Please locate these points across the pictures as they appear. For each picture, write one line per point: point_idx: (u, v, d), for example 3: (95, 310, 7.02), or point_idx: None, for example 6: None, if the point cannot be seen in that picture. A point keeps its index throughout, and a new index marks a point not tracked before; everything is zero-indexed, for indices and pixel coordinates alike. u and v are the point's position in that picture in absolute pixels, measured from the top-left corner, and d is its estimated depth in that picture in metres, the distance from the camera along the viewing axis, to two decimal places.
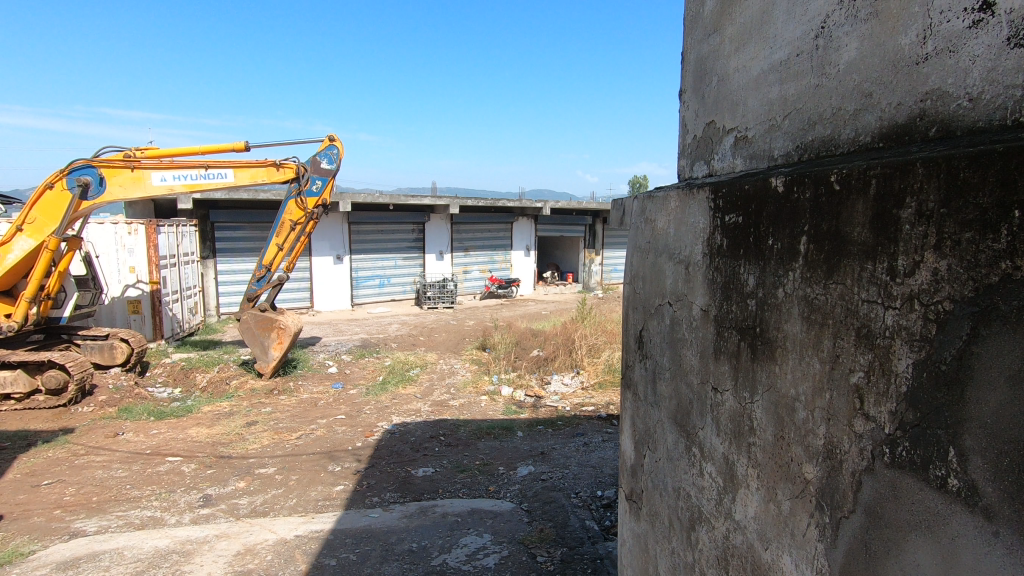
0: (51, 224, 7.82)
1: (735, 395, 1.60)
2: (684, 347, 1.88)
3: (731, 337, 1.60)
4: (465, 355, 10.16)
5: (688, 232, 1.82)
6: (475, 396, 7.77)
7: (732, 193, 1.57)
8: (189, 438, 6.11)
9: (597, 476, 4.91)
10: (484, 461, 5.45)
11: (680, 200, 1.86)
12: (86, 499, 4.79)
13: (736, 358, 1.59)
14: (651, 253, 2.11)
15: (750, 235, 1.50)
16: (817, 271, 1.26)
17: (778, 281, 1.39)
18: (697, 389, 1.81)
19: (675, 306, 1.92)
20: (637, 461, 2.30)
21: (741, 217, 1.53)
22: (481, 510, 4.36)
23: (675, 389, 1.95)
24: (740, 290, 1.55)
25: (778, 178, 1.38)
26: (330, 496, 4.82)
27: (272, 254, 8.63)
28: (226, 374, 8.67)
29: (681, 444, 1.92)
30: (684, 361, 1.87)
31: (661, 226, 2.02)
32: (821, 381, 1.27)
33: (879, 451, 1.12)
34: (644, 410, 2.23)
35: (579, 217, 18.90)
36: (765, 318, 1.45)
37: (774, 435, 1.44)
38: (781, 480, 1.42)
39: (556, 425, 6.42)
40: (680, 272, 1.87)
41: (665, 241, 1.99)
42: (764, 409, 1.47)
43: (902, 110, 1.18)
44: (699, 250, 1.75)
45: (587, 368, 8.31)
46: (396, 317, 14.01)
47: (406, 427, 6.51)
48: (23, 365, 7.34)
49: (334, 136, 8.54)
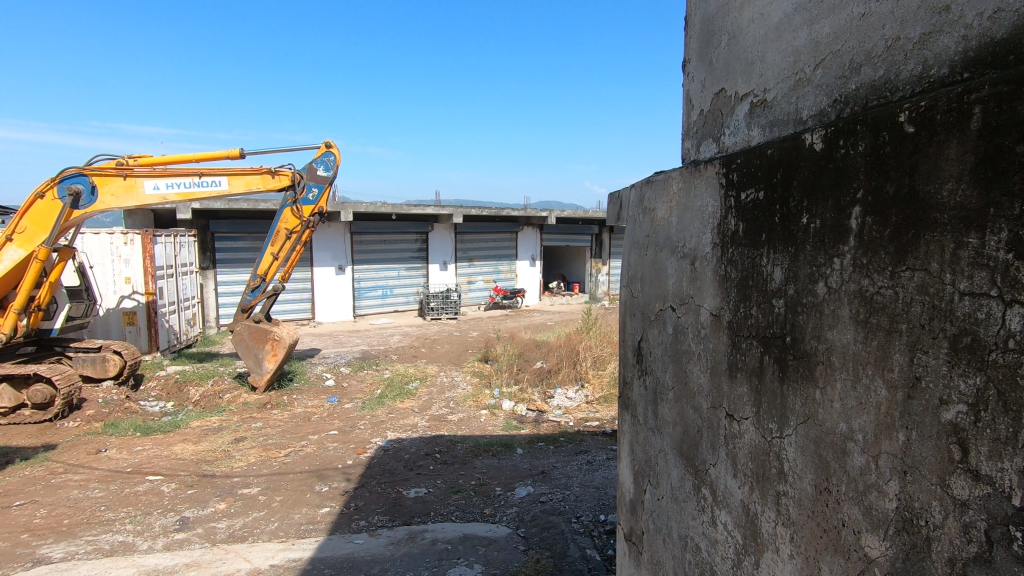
0: (42, 234, 7.64)
1: (759, 427, 1.29)
2: (690, 362, 1.58)
3: (751, 351, 1.31)
4: (466, 367, 9.85)
5: (693, 216, 1.54)
6: (475, 410, 7.45)
7: (748, 164, 1.30)
8: (173, 456, 5.83)
9: (600, 499, 4.57)
10: (480, 481, 5.13)
11: (683, 179, 1.58)
12: (57, 521, 4.52)
13: (759, 378, 1.29)
14: (648, 246, 1.83)
15: (776, 213, 1.22)
16: (879, 255, 0.97)
17: (818, 273, 1.10)
18: (706, 415, 1.50)
19: (678, 311, 1.63)
20: (637, 495, 1.99)
21: (762, 191, 1.25)
22: (474, 537, 4.04)
23: (679, 414, 1.64)
24: (762, 287, 1.26)
25: (816, 137, 1.10)
26: (314, 519, 4.51)
27: (267, 263, 8.38)
28: (219, 388, 8.41)
29: (687, 482, 1.61)
30: (691, 380, 1.57)
31: (662, 215, 1.73)
32: (890, 416, 0.96)
33: (1001, 533, 0.80)
34: (644, 437, 1.93)
35: (586, 227, 18.64)
36: (800, 324, 1.15)
37: (815, 486, 1.13)
38: (828, 552, 1.11)
39: (558, 442, 6.09)
40: (684, 269, 1.58)
41: (666, 233, 1.69)
42: (798, 446, 1.18)
43: (1002, 22, 0.87)
44: (708, 239, 1.47)
45: (592, 381, 7.98)
46: (398, 329, 13.74)
47: (401, 444, 6.20)
48: (9, 379, 7.12)
49: (330, 142, 8.32)
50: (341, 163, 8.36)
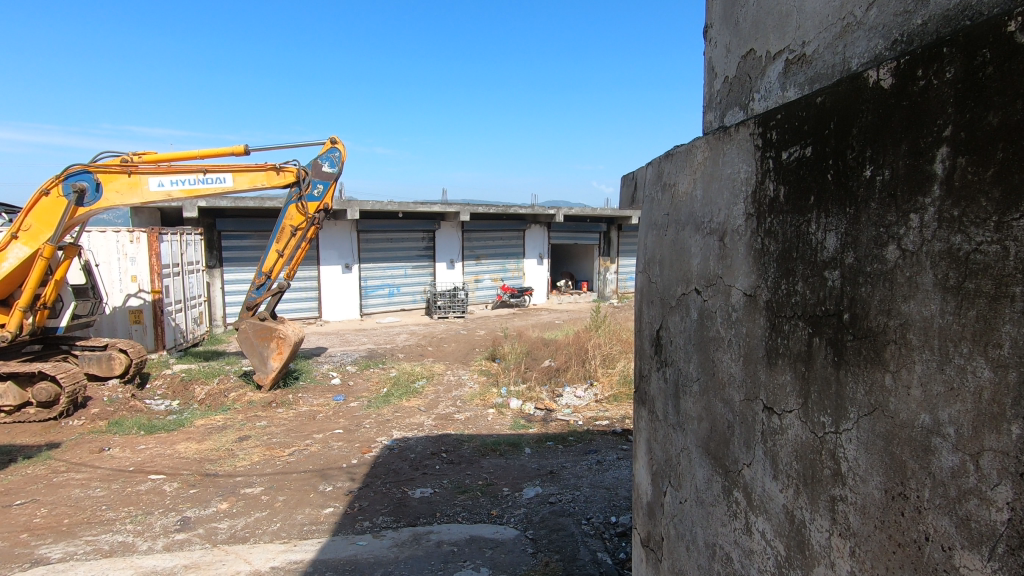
0: (46, 231, 7.60)
1: (809, 421, 1.17)
2: (719, 350, 1.48)
3: (799, 332, 1.20)
4: (473, 366, 9.73)
5: (729, 186, 1.44)
6: (482, 409, 7.33)
7: (790, 121, 1.22)
8: (176, 455, 5.75)
9: (610, 499, 4.43)
10: (487, 481, 5.00)
11: (712, 145, 1.51)
12: (56, 521, 4.44)
13: (806, 364, 1.18)
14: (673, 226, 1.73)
15: (829, 169, 1.11)
16: (967, 204, 0.84)
17: (887, 235, 0.98)
18: (740, 408, 1.40)
19: (705, 294, 1.55)
20: (655, 497, 1.89)
21: (809, 147, 1.16)
22: (481, 539, 3.92)
23: (706, 408, 1.55)
24: (811, 258, 1.16)
25: (884, 73, 0.98)
26: (317, 519, 4.41)
27: (272, 261, 8.29)
28: (224, 386, 8.34)
29: (715, 483, 1.51)
30: (720, 369, 1.48)
31: (683, 188, 1.67)
32: (981, 404, 0.83)
33: None
34: (664, 435, 1.82)
35: (594, 225, 18.47)
36: (861, 296, 1.03)
37: (883, 489, 1.00)
38: (898, 567, 0.98)
39: (567, 441, 5.95)
40: (712, 247, 1.51)
41: (689, 209, 1.63)
42: (858, 442, 1.05)
43: None
44: (747, 211, 1.37)
45: (601, 380, 7.83)
46: (405, 327, 13.64)
47: (406, 443, 6.09)
48: (14, 377, 7.08)
49: (335, 138, 8.24)
50: (346, 159, 8.27)
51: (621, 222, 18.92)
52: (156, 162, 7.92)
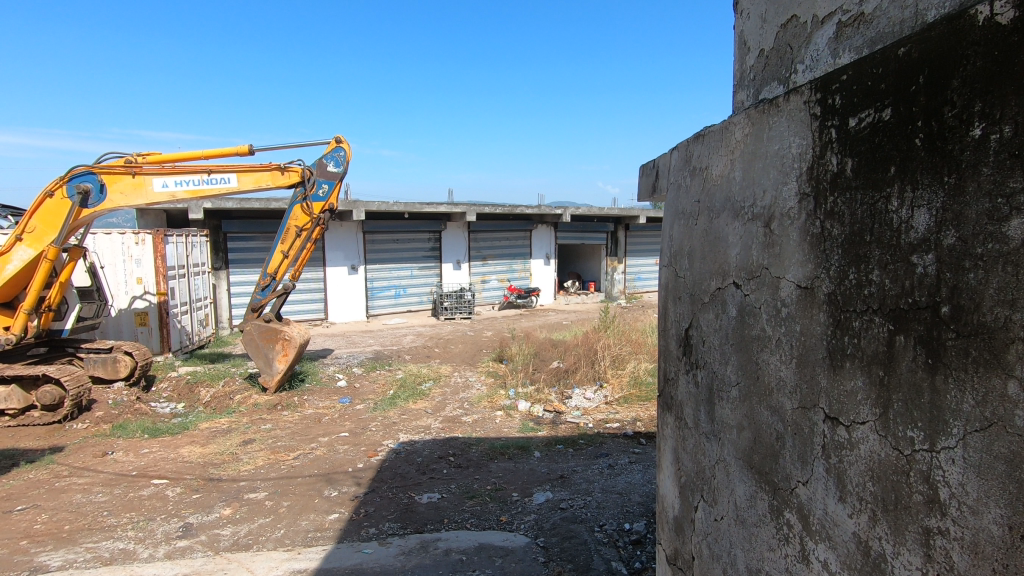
0: (51, 233, 7.55)
1: (887, 437, 1.09)
2: (767, 353, 1.44)
3: (877, 328, 1.10)
4: (481, 367, 9.60)
5: (783, 164, 1.38)
6: (490, 411, 7.20)
7: (859, 82, 1.14)
8: (180, 459, 5.66)
9: (624, 505, 4.29)
10: (496, 485, 4.88)
11: (755, 119, 1.47)
12: (57, 528, 4.35)
13: (885, 369, 1.09)
14: (716, 219, 1.70)
15: (916, 132, 1.02)
16: None
17: (1010, 208, 0.86)
18: (796, 417, 1.34)
19: (748, 288, 1.52)
20: (683, 513, 1.94)
21: (889, 108, 1.07)
22: (490, 547, 3.78)
23: (748, 417, 1.53)
24: (888, 241, 1.07)
25: (1003, 5, 0.87)
26: (322, 526, 4.29)
27: (277, 262, 8.22)
28: (230, 389, 8.26)
29: (762, 502, 1.48)
30: (769, 373, 1.43)
31: (720, 172, 1.67)
32: None
33: None
34: (694, 446, 1.85)
35: (601, 225, 18.30)
36: (958, 285, 0.94)
37: (1004, 521, 0.89)
38: None
39: (577, 445, 5.81)
40: (756, 235, 1.49)
41: (726, 192, 1.63)
42: (966, 465, 0.95)
43: None
44: (803, 191, 1.32)
45: (611, 381, 7.68)
46: (412, 329, 13.55)
47: (413, 446, 5.97)
48: (18, 380, 7.02)
49: (341, 137, 8.14)
50: (351, 158, 8.17)
51: (628, 221, 18.74)
52: (160, 163, 7.86)
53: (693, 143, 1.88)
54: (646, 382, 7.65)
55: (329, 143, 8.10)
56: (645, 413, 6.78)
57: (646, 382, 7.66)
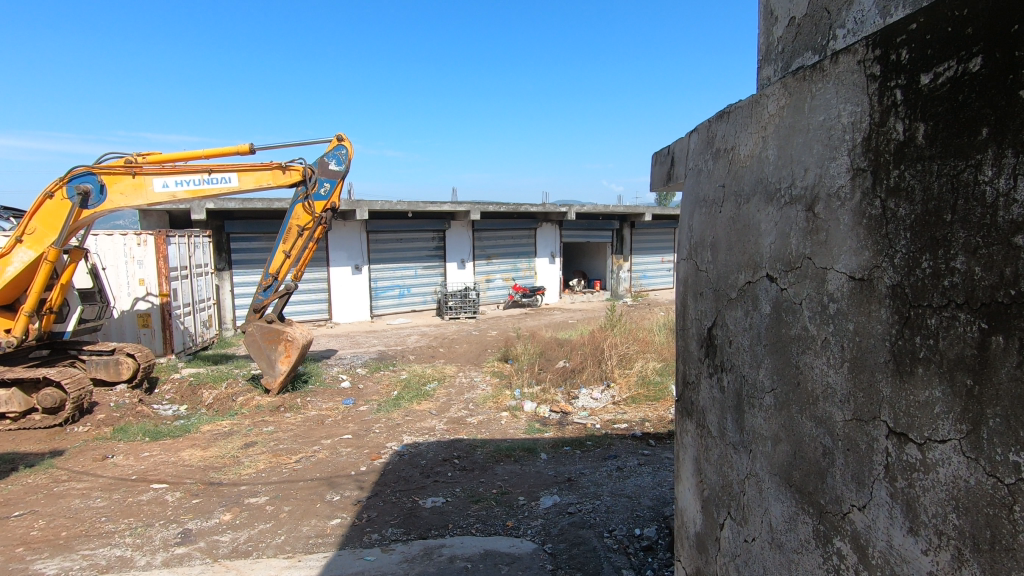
0: (51, 235, 7.49)
1: (971, 458, 1.03)
2: (814, 360, 1.41)
3: (965, 322, 1.03)
4: (486, 368, 9.48)
5: (837, 136, 1.32)
6: (495, 412, 7.08)
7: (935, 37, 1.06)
8: (180, 462, 5.57)
9: (633, 510, 4.16)
10: (502, 489, 4.76)
11: (804, 82, 1.43)
12: (54, 534, 4.26)
13: (979, 373, 1.01)
14: (753, 209, 1.66)
15: (1011, 84, 0.94)
16: None
17: None
18: (856, 432, 1.29)
19: (788, 280, 1.49)
20: (707, 531, 2.00)
21: (978, 61, 0.99)
22: (496, 554, 3.66)
23: (787, 430, 1.52)
24: (979, 219, 0.99)
25: None
26: (323, 532, 4.18)
27: (279, 262, 8.12)
28: (232, 390, 8.18)
29: (807, 526, 1.47)
30: (815, 378, 1.40)
31: (754, 151, 1.67)
32: None
33: None
34: (722, 459, 1.88)
35: (606, 222, 18.13)
36: None
37: None
38: None
39: (584, 446, 5.68)
40: (800, 220, 1.45)
41: (762, 174, 1.62)
42: None
43: None
44: (859, 165, 1.25)
45: (618, 381, 7.53)
46: (416, 328, 13.44)
47: (417, 449, 5.86)
48: (19, 383, 6.95)
49: (342, 135, 8.03)
50: (353, 156, 8.06)
51: (634, 219, 18.57)
52: (160, 163, 7.78)
53: (719, 122, 1.89)
54: (655, 382, 7.51)
55: (330, 141, 7.99)
56: (653, 414, 6.63)
57: (654, 382, 7.51)
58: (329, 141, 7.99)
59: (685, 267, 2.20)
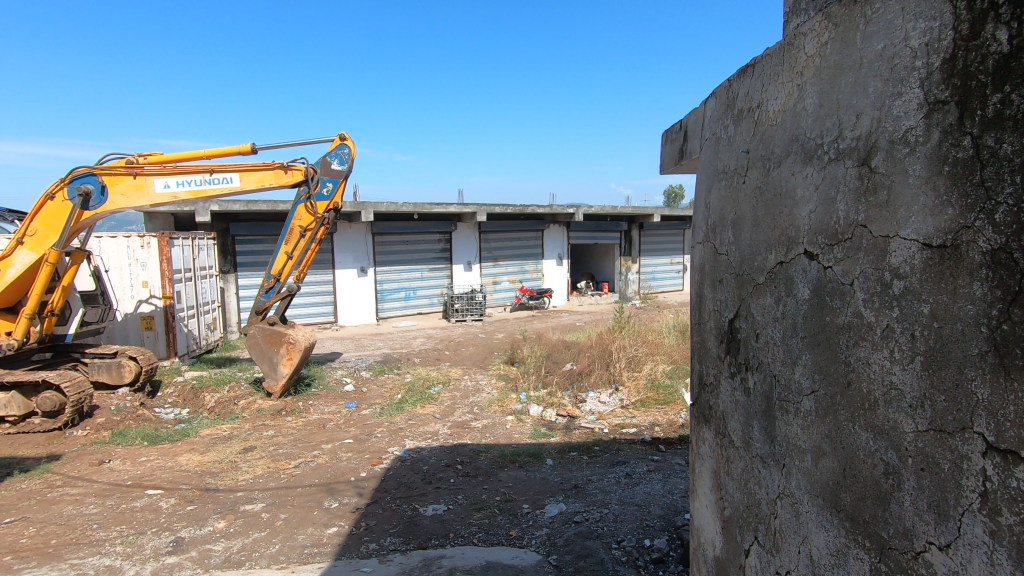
0: (52, 236, 7.42)
1: None
2: (869, 356, 1.29)
3: None
4: (491, 370, 9.31)
5: (902, 68, 1.21)
6: (500, 416, 6.90)
7: None
8: (177, 468, 5.43)
9: (643, 519, 3.97)
10: (506, 496, 4.58)
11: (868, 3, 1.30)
12: (43, 542, 4.12)
13: None
14: (791, 180, 1.57)
15: None
16: None
17: None
18: (937, 445, 1.14)
19: (837, 251, 1.38)
20: (730, 557, 1.92)
21: None
22: (498, 565, 3.48)
23: (832, 442, 1.41)
24: None
25: None
26: (319, 541, 4.02)
27: (281, 263, 8.00)
28: (234, 394, 8.06)
29: (858, 557, 1.35)
30: (872, 378, 1.28)
31: (793, 103, 1.57)
32: None
33: None
34: (750, 475, 1.78)
35: (615, 224, 17.92)
36: None
37: None
38: None
39: (592, 452, 5.49)
40: (853, 176, 1.34)
41: (801, 130, 1.53)
42: None
43: None
44: (938, 98, 1.12)
45: (626, 384, 7.33)
46: (422, 331, 13.29)
47: (419, 454, 5.69)
48: (19, 386, 6.85)
49: (345, 134, 7.90)
50: (356, 156, 7.93)
51: (642, 220, 18.36)
52: (162, 163, 7.69)
53: (745, 83, 1.82)
54: (665, 385, 7.29)
55: (333, 141, 7.86)
56: (663, 418, 6.42)
57: (664, 385, 7.30)
58: (332, 140, 7.87)
59: (704, 249, 2.13)
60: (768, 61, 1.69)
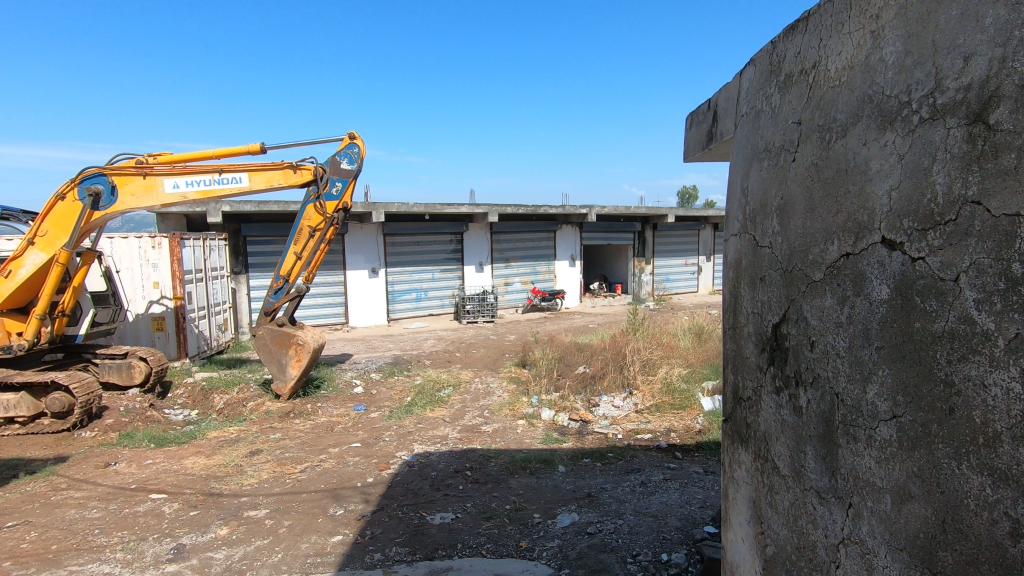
0: (62, 237, 7.40)
1: None
2: (975, 380, 1.15)
3: None
4: (503, 373, 9.16)
5: None
6: (511, 420, 6.74)
7: None
8: (182, 471, 5.35)
9: (659, 531, 3.79)
10: (516, 505, 4.42)
11: None
12: (43, 547, 4.04)
13: None
14: (864, 155, 1.43)
15: None
16: None
17: None
18: None
19: (934, 235, 1.23)
20: None
21: None
22: None
23: (918, 484, 1.27)
24: None
25: None
26: (323, 550, 3.88)
27: (290, 263, 7.91)
28: (243, 395, 8.00)
29: None
30: (984, 408, 1.13)
31: (874, 54, 1.42)
32: None
33: None
34: (807, 504, 1.67)
35: (628, 224, 17.70)
36: None
37: None
38: None
39: (606, 458, 5.31)
40: (960, 133, 1.18)
41: (880, 87, 1.39)
42: None
43: None
44: None
45: (641, 388, 7.13)
46: (433, 333, 13.18)
47: (428, 459, 5.55)
48: (28, 387, 6.83)
49: (355, 133, 7.79)
50: (365, 155, 7.82)
51: (656, 221, 18.11)
52: (171, 163, 7.65)
53: (798, 44, 1.72)
54: (681, 390, 7.08)
55: (342, 140, 7.76)
56: (679, 423, 6.21)
57: (680, 389, 7.09)
58: (341, 139, 7.77)
59: (745, 239, 2.03)
60: (827, 12, 1.60)
